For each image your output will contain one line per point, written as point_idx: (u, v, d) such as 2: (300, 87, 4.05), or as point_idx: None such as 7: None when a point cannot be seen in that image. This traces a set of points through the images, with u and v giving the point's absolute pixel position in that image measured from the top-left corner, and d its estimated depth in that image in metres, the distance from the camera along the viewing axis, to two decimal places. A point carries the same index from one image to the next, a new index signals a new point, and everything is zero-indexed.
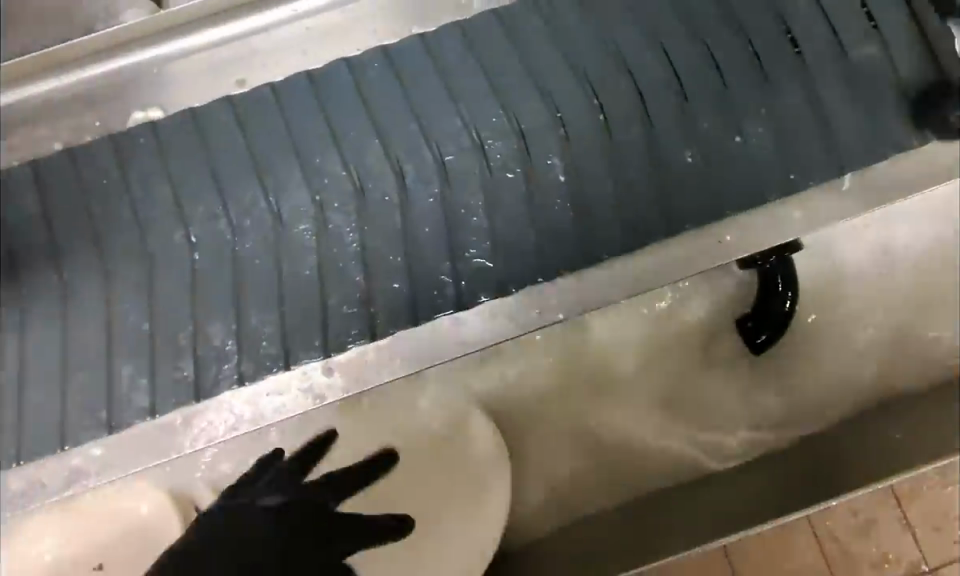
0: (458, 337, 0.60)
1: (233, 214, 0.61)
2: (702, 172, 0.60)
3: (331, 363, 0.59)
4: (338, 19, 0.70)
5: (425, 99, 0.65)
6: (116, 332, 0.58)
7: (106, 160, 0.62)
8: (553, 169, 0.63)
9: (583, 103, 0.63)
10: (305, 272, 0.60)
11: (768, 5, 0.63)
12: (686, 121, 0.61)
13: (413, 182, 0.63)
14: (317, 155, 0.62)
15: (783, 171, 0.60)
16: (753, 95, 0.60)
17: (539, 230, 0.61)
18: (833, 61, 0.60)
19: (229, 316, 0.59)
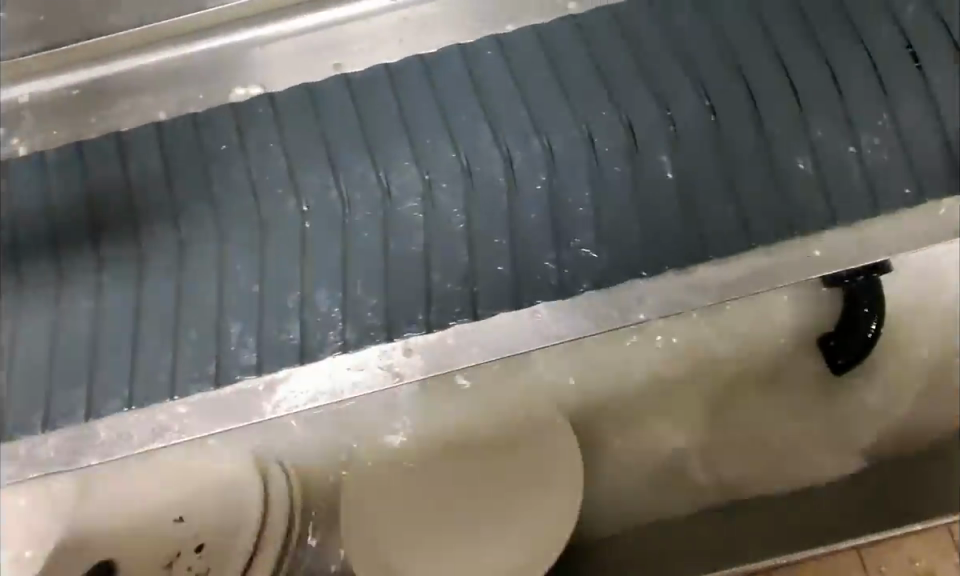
0: (547, 329, 0.62)
1: (344, 189, 0.64)
2: (814, 180, 0.60)
3: (410, 344, 0.61)
4: (421, 12, 0.72)
5: (535, 87, 0.66)
6: (227, 290, 0.62)
7: (227, 127, 0.67)
8: (663, 165, 0.63)
9: (695, 103, 0.63)
10: (413, 248, 0.63)
11: (888, 16, 0.63)
12: (801, 126, 0.61)
13: (520, 167, 0.65)
14: (428, 135, 0.65)
15: (900, 185, 0.60)
16: (869, 106, 0.61)
17: (646, 224, 0.62)
18: (952, 73, 0.61)
19: (336, 285, 0.62)
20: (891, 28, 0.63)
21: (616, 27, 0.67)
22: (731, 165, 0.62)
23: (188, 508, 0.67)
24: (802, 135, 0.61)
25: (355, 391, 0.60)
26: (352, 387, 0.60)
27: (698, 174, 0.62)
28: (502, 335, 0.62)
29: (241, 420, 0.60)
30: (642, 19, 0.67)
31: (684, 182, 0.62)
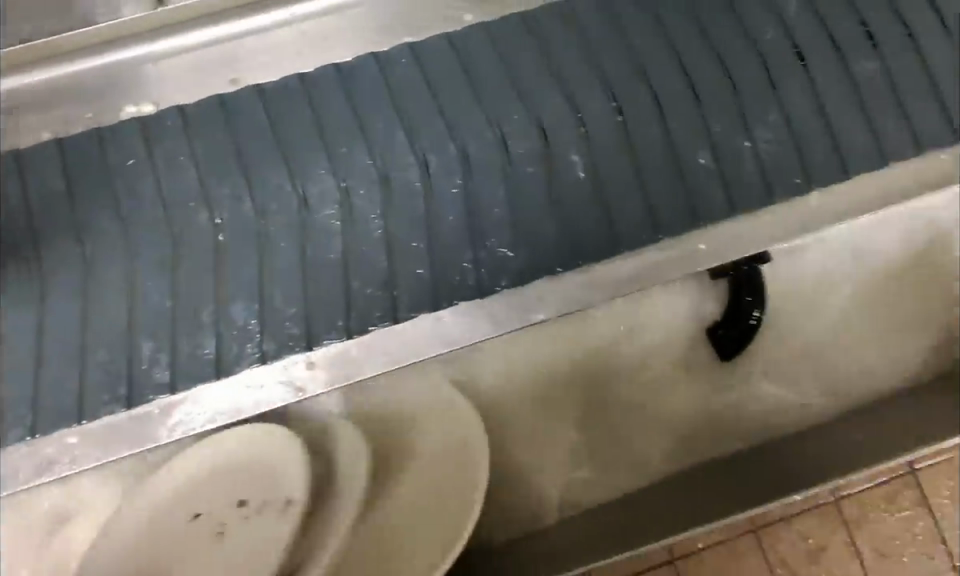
0: (451, 335, 0.62)
1: (259, 198, 0.63)
2: (714, 172, 0.63)
3: (313, 358, 0.60)
4: (322, 24, 0.72)
5: (449, 94, 0.67)
6: (137, 307, 0.60)
7: (132, 142, 0.66)
8: (575, 165, 0.64)
9: (602, 105, 0.66)
10: (331, 256, 0.63)
11: (775, 20, 0.67)
12: (700, 123, 0.64)
13: (436, 172, 0.66)
14: (343, 143, 0.65)
15: (790, 174, 0.63)
16: (762, 102, 0.64)
17: (559, 222, 0.64)
18: (833, 70, 0.65)
19: (252, 296, 0.61)
20: (778, 29, 0.67)
21: (525, 33, 0.69)
22: (639, 163, 0.64)
23: (204, 504, 0.59)
24: (702, 131, 0.64)
25: (257, 409, 0.59)
26: (255, 404, 0.59)
27: (608, 173, 0.64)
28: (407, 343, 0.61)
29: (135, 446, 0.57)
30: (548, 25, 0.69)
31: (593, 180, 0.64)
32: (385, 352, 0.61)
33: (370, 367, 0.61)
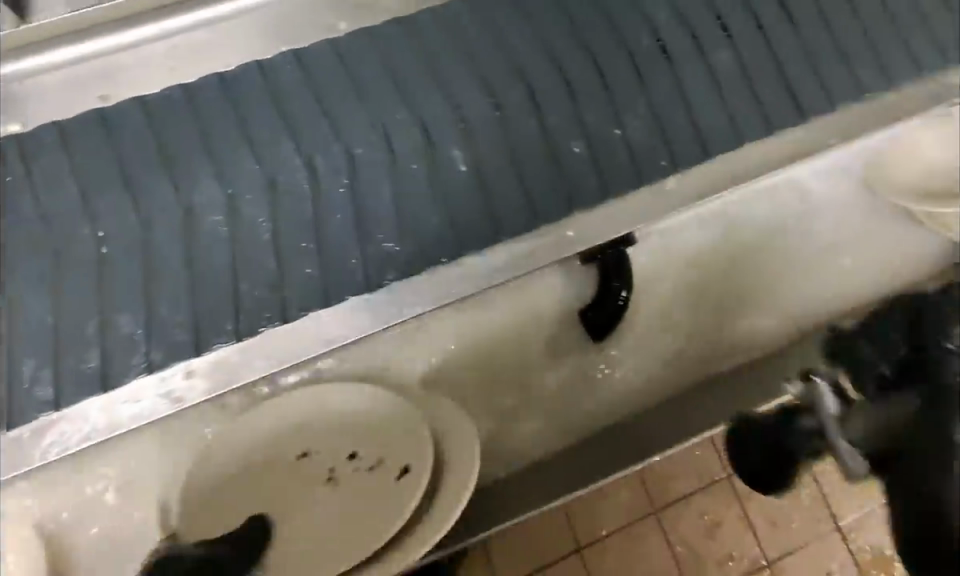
0: (328, 334, 0.61)
1: (144, 208, 0.63)
2: (588, 159, 0.67)
3: (192, 367, 0.59)
4: (196, 39, 0.72)
5: (334, 97, 0.67)
6: (17, 324, 0.59)
7: (11, 159, 0.65)
8: (455, 159, 0.65)
9: (481, 101, 0.68)
10: (217, 262, 0.62)
11: (641, 21, 0.73)
12: (572, 115, 0.68)
13: (323, 173, 0.65)
14: (230, 152, 0.65)
15: (659, 157, 0.67)
16: (634, 95, 0.69)
17: (445, 215, 0.64)
18: (695, 61, 0.71)
19: (137, 308, 0.61)
20: (647, 35, 0.72)
21: (409, 38, 0.70)
22: (520, 155, 0.66)
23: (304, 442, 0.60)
24: (575, 123, 0.68)
25: (134, 423, 0.58)
26: (132, 419, 0.58)
27: (488, 165, 0.65)
28: (286, 346, 0.60)
29: (11, 471, 0.56)
30: (432, 34, 0.70)
31: (477, 173, 0.65)
32: (266, 357, 0.60)
33: (252, 372, 0.60)
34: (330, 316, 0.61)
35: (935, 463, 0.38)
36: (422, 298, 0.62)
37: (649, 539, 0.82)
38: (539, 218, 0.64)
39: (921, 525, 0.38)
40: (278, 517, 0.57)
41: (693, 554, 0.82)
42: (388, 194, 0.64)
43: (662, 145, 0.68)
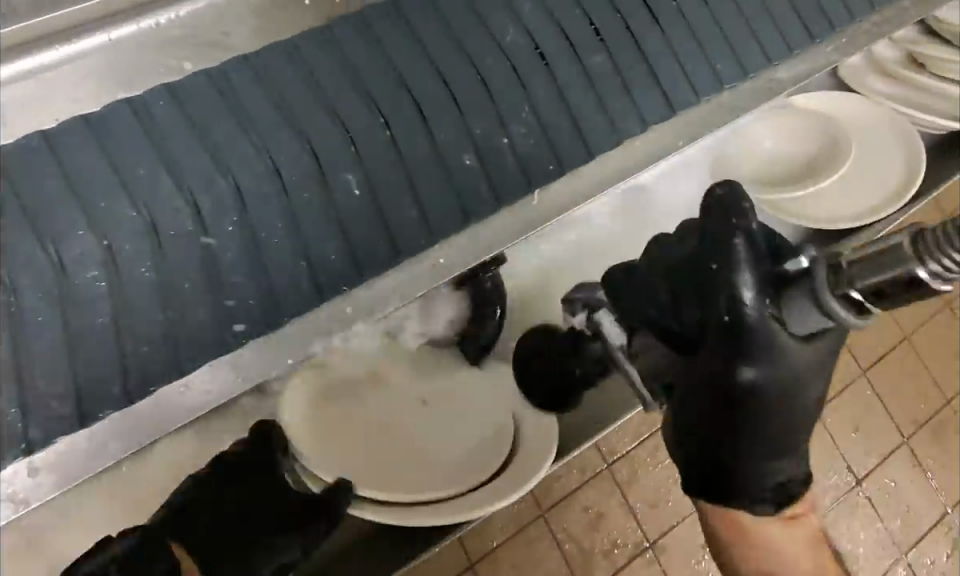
0: (192, 403, 0.63)
1: (7, 273, 0.59)
2: (478, 171, 0.71)
3: (34, 463, 0.60)
4: (29, 91, 0.71)
5: (219, 133, 0.66)
6: None
7: None
8: (349, 184, 0.67)
9: (370, 121, 0.69)
10: (99, 322, 0.60)
11: (518, 25, 0.76)
12: (461, 129, 0.71)
13: (209, 216, 0.64)
14: (102, 199, 0.62)
15: (545, 162, 0.74)
16: (518, 101, 0.74)
17: (343, 243, 0.67)
18: (573, 64, 0.77)
19: (10, 385, 0.57)
20: (518, 31, 0.76)
21: (287, 60, 0.70)
22: (412, 173, 0.69)
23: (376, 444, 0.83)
24: (466, 136, 0.71)
25: None
26: None
27: (380, 185, 0.68)
28: (142, 421, 0.62)
29: None
30: (310, 52, 0.71)
31: (370, 194, 0.68)
32: (114, 439, 0.61)
33: (96, 463, 0.61)
34: (186, 390, 0.63)
35: (732, 360, 0.61)
36: (303, 342, 0.66)
37: None
38: (434, 237, 0.69)
39: (718, 399, 0.62)
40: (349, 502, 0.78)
41: None
42: (283, 227, 0.65)
43: (548, 149, 0.74)
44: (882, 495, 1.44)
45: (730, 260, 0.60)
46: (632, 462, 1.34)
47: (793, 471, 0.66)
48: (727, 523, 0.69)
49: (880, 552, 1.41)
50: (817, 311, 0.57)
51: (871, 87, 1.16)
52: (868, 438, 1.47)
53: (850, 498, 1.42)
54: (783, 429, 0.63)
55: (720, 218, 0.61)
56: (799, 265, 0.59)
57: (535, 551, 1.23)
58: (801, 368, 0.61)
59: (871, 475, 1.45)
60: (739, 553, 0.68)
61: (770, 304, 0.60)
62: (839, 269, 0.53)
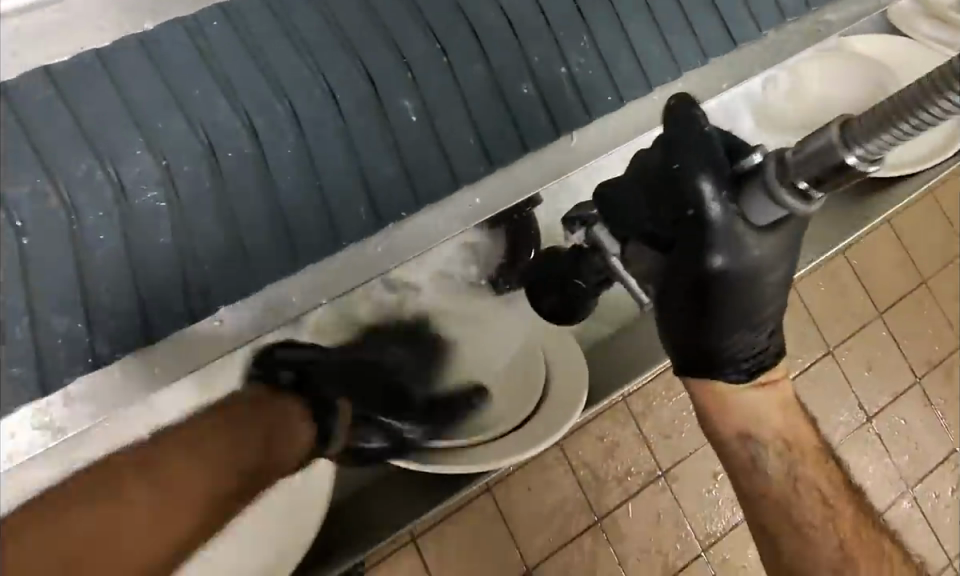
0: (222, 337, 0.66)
1: (66, 192, 0.61)
2: (536, 101, 0.73)
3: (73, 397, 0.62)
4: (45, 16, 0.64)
5: (274, 55, 0.67)
6: None
7: None
8: (406, 110, 0.69)
9: (427, 47, 0.71)
10: (161, 241, 0.63)
11: None
12: (521, 57, 0.73)
13: (264, 137, 0.66)
14: (158, 119, 0.64)
15: (607, 92, 0.76)
16: (577, 31, 0.75)
17: (403, 167, 0.69)
18: None
19: (76, 302, 0.61)
20: None
21: None
22: (470, 100, 0.71)
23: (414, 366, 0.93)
24: (523, 63, 0.73)
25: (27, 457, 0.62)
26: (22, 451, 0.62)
27: (434, 111, 0.70)
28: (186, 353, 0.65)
29: None
30: None
31: (427, 120, 0.70)
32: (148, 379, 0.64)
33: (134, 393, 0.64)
34: (220, 325, 0.65)
35: (699, 251, 0.60)
36: (347, 273, 0.68)
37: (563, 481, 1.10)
38: (494, 164, 0.71)
39: (691, 293, 0.63)
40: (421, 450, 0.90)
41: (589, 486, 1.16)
42: (343, 151, 0.68)
43: (607, 80, 0.76)
44: (891, 432, 1.42)
45: (688, 159, 0.58)
46: (647, 396, 1.25)
47: (765, 341, 0.69)
48: (706, 391, 0.71)
49: (886, 486, 1.39)
50: (770, 203, 0.55)
51: (917, 30, 1.13)
52: (880, 378, 1.44)
53: (860, 433, 1.40)
54: (752, 310, 0.65)
55: (678, 127, 0.59)
56: (754, 160, 0.57)
57: (550, 475, 1.18)
58: (766, 256, 0.61)
59: (882, 413, 1.42)
60: (714, 416, 0.71)
61: (731, 202, 0.58)
62: (784, 159, 0.50)
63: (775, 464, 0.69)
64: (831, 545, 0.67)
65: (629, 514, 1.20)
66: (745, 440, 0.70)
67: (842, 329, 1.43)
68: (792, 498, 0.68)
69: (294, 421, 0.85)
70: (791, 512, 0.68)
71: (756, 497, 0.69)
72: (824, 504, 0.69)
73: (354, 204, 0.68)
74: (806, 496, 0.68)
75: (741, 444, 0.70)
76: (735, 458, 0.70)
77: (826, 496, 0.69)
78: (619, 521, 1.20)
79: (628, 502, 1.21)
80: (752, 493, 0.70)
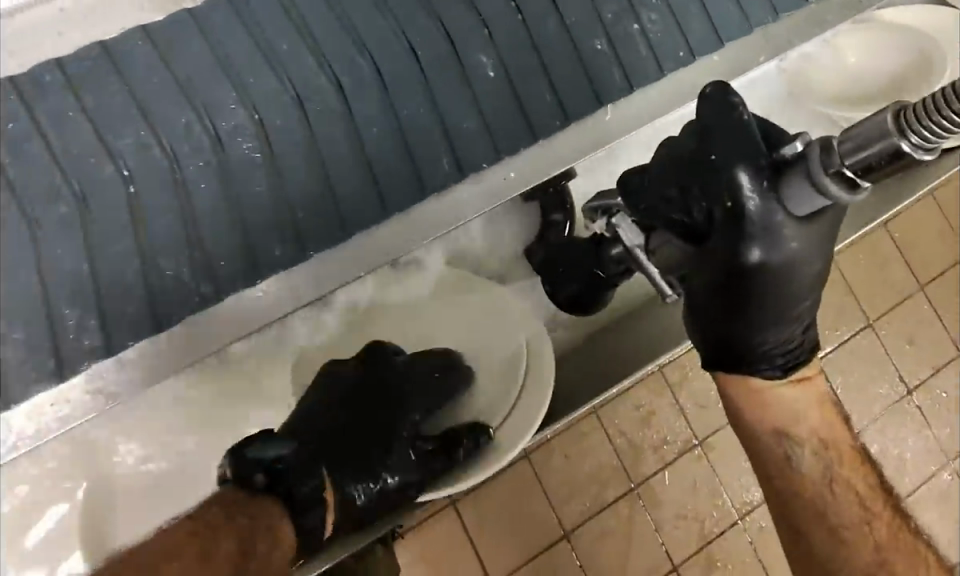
0: (256, 306, 0.68)
1: (168, 144, 0.67)
2: (609, 56, 0.77)
3: (121, 360, 0.65)
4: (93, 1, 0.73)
5: (359, 17, 0.73)
6: (50, 275, 0.63)
7: (12, 102, 0.66)
8: (484, 65, 0.73)
9: (502, 7, 0.75)
10: (257, 188, 0.68)
11: None
12: (592, 15, 0.76)
13: (350, 91, 0.71)
14: (250, 75, 0.69)
15: (676, 51, 0.79)
16: None
17: (483, 119, 0.72)
18: None
19: (181, 244, 0.66)
20: None
21: None
22: (546, 57, 0.75)
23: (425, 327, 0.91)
24: (597, 20, 0.76)
25: (72, 417, 0.64)
26: (64, 417, 0.64)
27: (511, 67, 0.74)
28: (228, 325, 0.67)
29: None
30: None
31: (505, 75, 0.73)
32: (183, 348, 0.66)
33: (171, 362, 0.66)
34: (263, 295, 0.68)
35: (734, 244, 0.58)
36: (389, 237, 0.71)
37: (596, 442, 1.17)
38: (570, 117, 0.75)
39: (726, 289, 0.61)
40: (494, 505, 1.11)
41: (631, 447, 1.18)
42: (424, 106, 0.72)
43: (681, 37, 0.79)
44: (932, 407, 1.35)
45: (725, 150, 0.58)
46: (682, 366, 1.23)
47: (799, 334, 0.65)
48: (742, 390, 0.66)
49: (926, 458, 1.32)
50: (813, 194, 0.54)
51: None
52: (921, 349, 1.37)
53: (901, 406, 1.33)
54: (788, 304, 0.62)
55: (718, 116, 0.59)
56: (796, 148, 0.56)
57: (588, 443, 1.16)
58: (804, 247, 0.59)
59: (923, 384, 1.36)
60: (747, 413, 0.66)
61: (771, 192, 0.57)
62: (830, 147, 0.50)
63: (811, 462, 0.63)
64: (870, 544, 0.61)
65: (665, 482, 1.19)
66: (780, 435, 0.64)
67: (893, 298, 1.37)
68: (828, 500, 0.62)
69: (274, 517, 0.65)
70: (827, 511, 0.62)
71: (793, 500, 0.63)
72: (861, 505, 0.63)
73: (441, 158, 0.71)
74: (843, 496, 0.62)
75: (777, 440, 0.64)
76: (769, 455, 0.65)
77: (862, 497, 0.63)
78: (654, 487, 1.18)
79: (665, 470, 1.19)
80: (784, 489, 0.64)
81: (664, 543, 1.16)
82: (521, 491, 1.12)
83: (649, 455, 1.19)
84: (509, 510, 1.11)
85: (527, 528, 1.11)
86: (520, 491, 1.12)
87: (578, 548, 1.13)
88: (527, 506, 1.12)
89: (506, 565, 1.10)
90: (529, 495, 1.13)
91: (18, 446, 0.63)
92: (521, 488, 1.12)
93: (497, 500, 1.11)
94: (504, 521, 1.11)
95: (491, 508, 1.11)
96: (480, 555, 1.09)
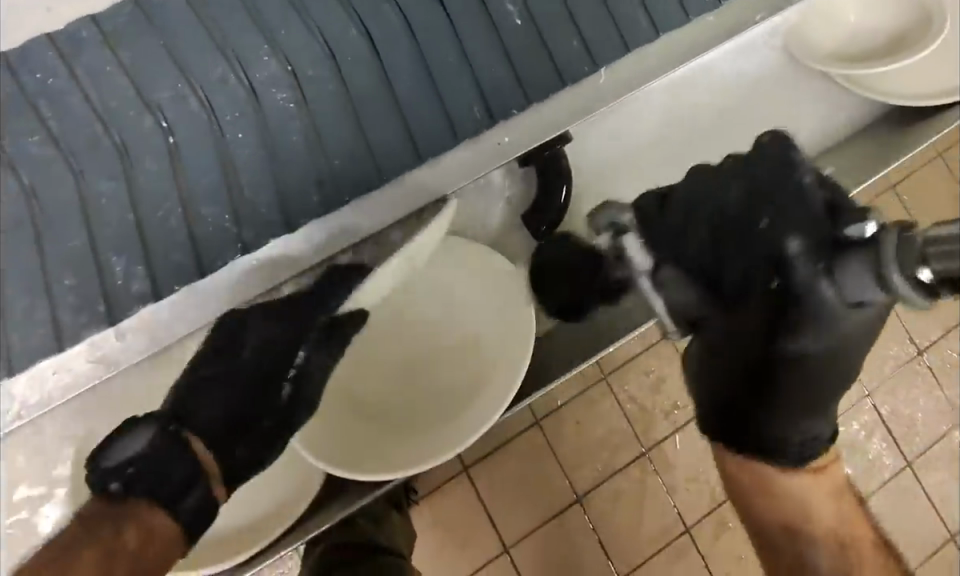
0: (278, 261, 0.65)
1: (204, 95, 0.69)
2: (636, 4, 0.79)
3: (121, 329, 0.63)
4: None
5: None
6: (96, 225, 0.66)
7: (53, 60, 0.69)
8: (510, 14, 0.76)
9: None
10: (293, 137, 0.70)
11: None
12: None
13: (378, 39, 0.73)
14: (280, 27, 0.72)
15: None
16: None
17: (511, 69, 0.74)
18: None
19: (220, 193, 0.68)
20: None
21: None
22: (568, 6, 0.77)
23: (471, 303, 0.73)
24: None
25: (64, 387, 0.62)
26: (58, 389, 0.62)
27: (533, 17, 0.76)
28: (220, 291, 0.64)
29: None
30: None
31: (530, 23, 0.76)
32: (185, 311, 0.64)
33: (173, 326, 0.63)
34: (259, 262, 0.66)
35: (770, 332, 0.49)
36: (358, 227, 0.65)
37: (606, 408, 1.18)
38: (597, 61, 0.77)
39: (753, 379, 0.51)
40: (505, 468, 1.14)
41: (641, 409, 1.19)
42: (451, 55, 0.74)
43: None
44: (945, 367, 1.32)
45: (780, 215, 0.47)
46: None
47: (829, 434, 0.55)
48: (752, 481, 0.58)
49: (938, 419, 1.30)
50: (876, 286, 0.44)
51: None
52: (934, 307, 1.33)
53: (912, 366, 1.31)
54: (828, 393, 0.52)
55: (773, 169, 0.49)
56: (866, 229, 0.44)
57: (598, 408, 1.18)
58: (856, 339, 0.49)
59: (936, 344, 1.32)
60: (757, 506, 0.58)
61: (824, 268, 0.46)
62: (909, 247, 0.40)
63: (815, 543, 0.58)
64: None
65: (677, 446, 1.19)
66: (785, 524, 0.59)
67: None
68: None
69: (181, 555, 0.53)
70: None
71: None
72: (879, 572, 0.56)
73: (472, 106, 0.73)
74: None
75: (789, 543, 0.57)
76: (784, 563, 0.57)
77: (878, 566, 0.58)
78: (666, 451, 1.19)
79: (676, 433, 1.19)
80: None
81: (675, 505, 1.17)
82: (533, 454, 1.15)
83: (658, 419, 1.20)
84: (520, 472, 1.14)
85: (536, 490, 1.14)
86: (534, 453, 1.15)
87: (590, 510, 1.15)
88: (536, 471, 1.14)
89: (519, 526, 1.12)
90: (540, 459, 1.15)
91: (20, 416, 0.61)
92: (530, 452, 1.15)
93: (508, 464, 1.14)
94: (517, 483, 1.14)
95: (500, 473, 1.13)
96: (494, 519, 1.12)
